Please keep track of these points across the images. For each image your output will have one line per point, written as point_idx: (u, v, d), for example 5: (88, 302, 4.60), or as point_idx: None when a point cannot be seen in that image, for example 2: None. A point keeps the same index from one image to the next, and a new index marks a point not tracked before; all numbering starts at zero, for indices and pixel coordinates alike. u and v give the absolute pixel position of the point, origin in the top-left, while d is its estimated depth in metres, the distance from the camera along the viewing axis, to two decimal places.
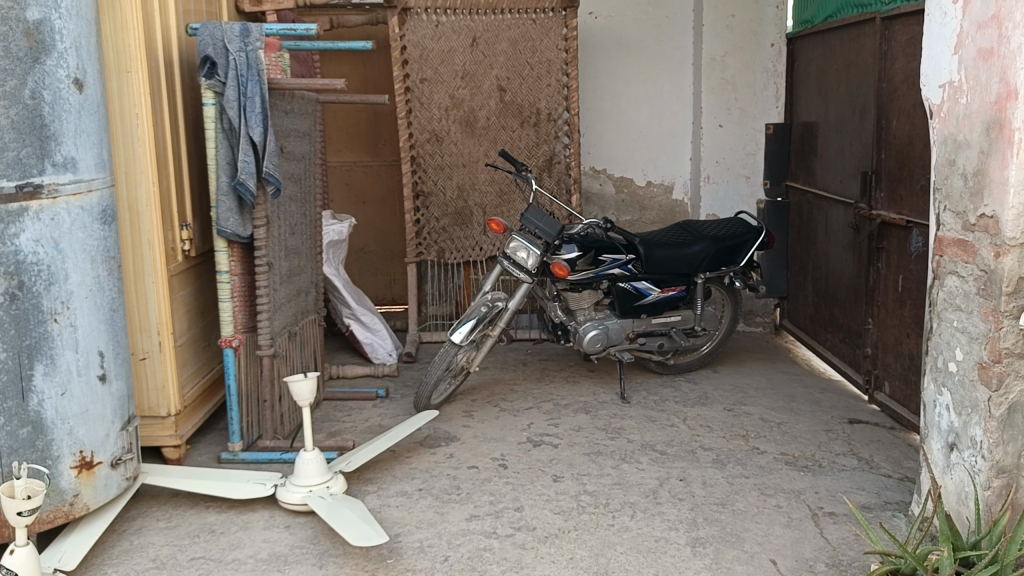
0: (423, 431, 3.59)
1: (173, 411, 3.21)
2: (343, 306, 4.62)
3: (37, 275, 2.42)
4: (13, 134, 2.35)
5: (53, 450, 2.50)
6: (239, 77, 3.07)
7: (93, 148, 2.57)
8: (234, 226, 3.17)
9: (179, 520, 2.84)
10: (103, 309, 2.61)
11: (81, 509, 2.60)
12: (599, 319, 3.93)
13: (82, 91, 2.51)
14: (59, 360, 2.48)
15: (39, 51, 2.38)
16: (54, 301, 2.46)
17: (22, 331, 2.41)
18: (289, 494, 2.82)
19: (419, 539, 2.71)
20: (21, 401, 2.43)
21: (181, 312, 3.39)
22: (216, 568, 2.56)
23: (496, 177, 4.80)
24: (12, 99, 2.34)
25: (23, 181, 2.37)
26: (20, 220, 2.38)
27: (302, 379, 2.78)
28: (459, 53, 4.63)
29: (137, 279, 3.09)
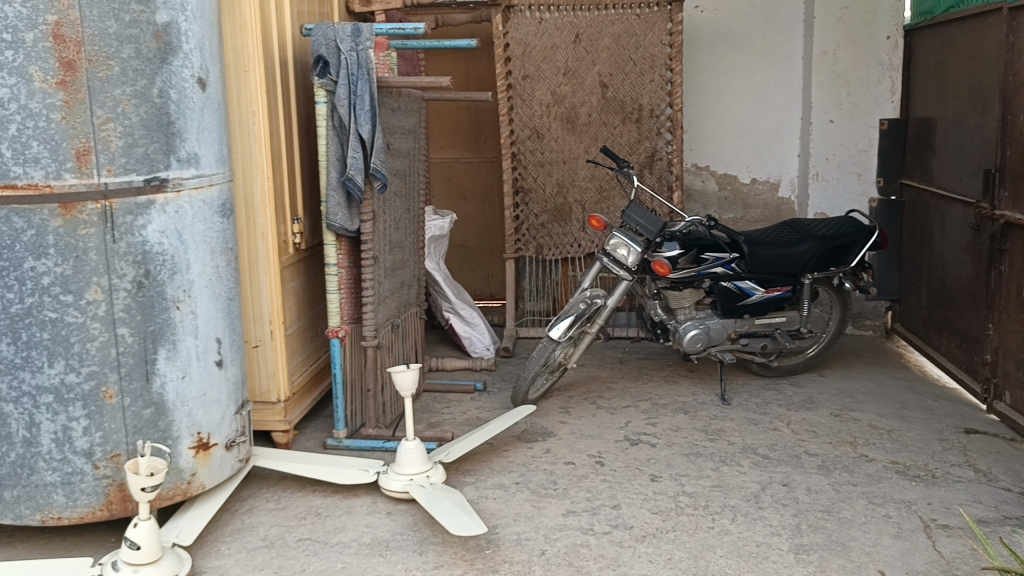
0: (520, 426, 3.62)
1: (282, 397, 3.33)
2: (442, 300, 4.68)
3: (162, 264, 2.55)
4: (143, 131, 2.47)
5: (174, 430, 2.64)
6: (350, 76, 3.16)
7: (214, 145, 2.72)
8: (343, 220, 3.27)
9: (287, 502, 2.95)
10: (220, 298, 2.76)
11: (198, 488, 2.74)
12: (700, 319, 3.87)
13: (205, 90, 2.66)
14: (181, 346, 2.62)
15: (166, 52, 2.51)
16: (177, 289, 2.60)
17: (148, 317, 2.54)
18: (390, 482, 2.89)
19: (516, 531, 2.74)
20: (145, 383, 2.56)
21: (292, 302, 3.52)
22: (322, 550, 2.65)
23: (596, 173, 4.79)
24: (142, 97, 2.46)
25: (151, 175, 2.50)
26: (147, 212, 2.51)
27: (404, 370, 2.84)
28: (562, 49, 4.63)
29: (251, 270, 3.22)
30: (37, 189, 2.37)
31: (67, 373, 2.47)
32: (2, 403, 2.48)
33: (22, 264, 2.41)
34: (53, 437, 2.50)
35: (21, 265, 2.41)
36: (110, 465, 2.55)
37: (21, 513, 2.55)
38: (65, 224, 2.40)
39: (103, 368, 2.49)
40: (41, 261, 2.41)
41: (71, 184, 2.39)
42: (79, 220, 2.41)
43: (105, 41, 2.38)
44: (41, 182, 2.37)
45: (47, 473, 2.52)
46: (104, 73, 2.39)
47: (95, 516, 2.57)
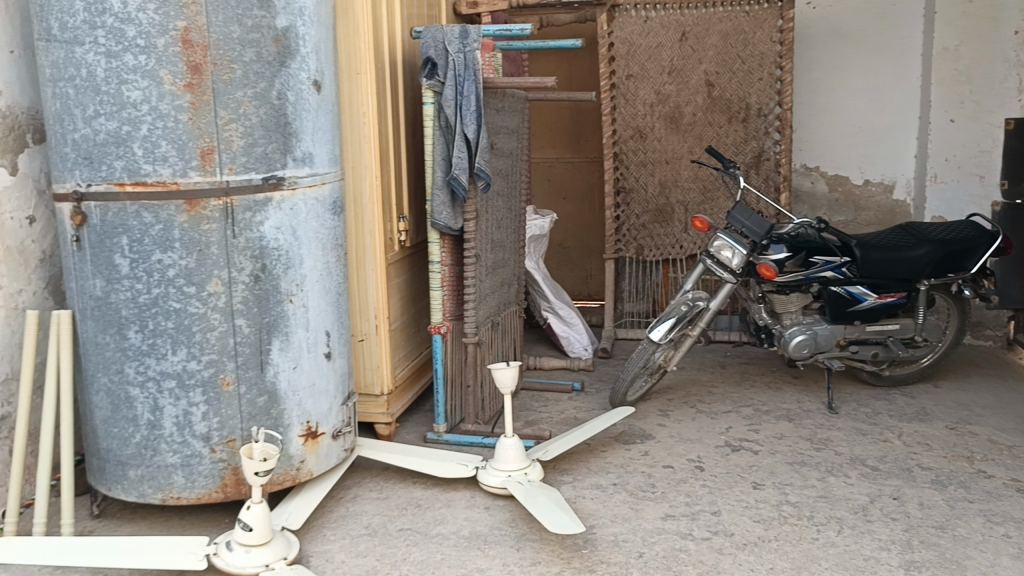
0: (618, 427, 3.60)
1: (386, 390, 3.42)
2: (541, 299, 4.70)
3: (277, 259, 2.66)
4: (263, 131, 2.58)
5: (285, 418, 2.75)
6: (457, 77, 3.21)
7: (327, 145, 2.82)
8: (447, 219, 3.33)
9: (389, 492, 3.03)
10: (330, 293, 2.86)
11: (306, 474, 2.84)
12: (807, 324, 3.77)
13: (320, 91, 2.76)
14: (293, 337, 2.73)
15: (285, 55, 2.61)
16: (291, 283, 2.71)
17: (263, 309, 2.66)
18: (489, 477, 2.93)
19: (613, 533, 2.73)
20: (259, 372, 2.68)
21: (396, 298, 3.61)
22: (422, 540, 2.71)
23: (701, 174, 4.72)
24: (263, 99, 2.57)
25: (269, 174, 2.61)
26: (265, 209, 2.62)
27: (504, 368, 2.88)
28: (667, 48, 4.59)
29: (359, 266, 3.32)
30: (165, 186, 2.50)
31: (189, 360, 2.60)
32: (129, 387, 2.63)
33: (150, 256, 2.54)
34: (174, 421, 2.64)
35: (149, 258, 2.55)
36: (226, 449, 2.68)
37: (144, 491, 2.69)
38: (190, 220, 2.53)
39: (221, 356, 2.62)
40: (167, 254, 2.54)
41: (196, 181, 2.52)
42: (202, 215, 2.54)
43: (229, 46, 2.49)
44: (169, 179, 2.51)
45: (168, 454, 2.66)
46: (227, 76, 2.51)
47: (211, 498, 2.70)
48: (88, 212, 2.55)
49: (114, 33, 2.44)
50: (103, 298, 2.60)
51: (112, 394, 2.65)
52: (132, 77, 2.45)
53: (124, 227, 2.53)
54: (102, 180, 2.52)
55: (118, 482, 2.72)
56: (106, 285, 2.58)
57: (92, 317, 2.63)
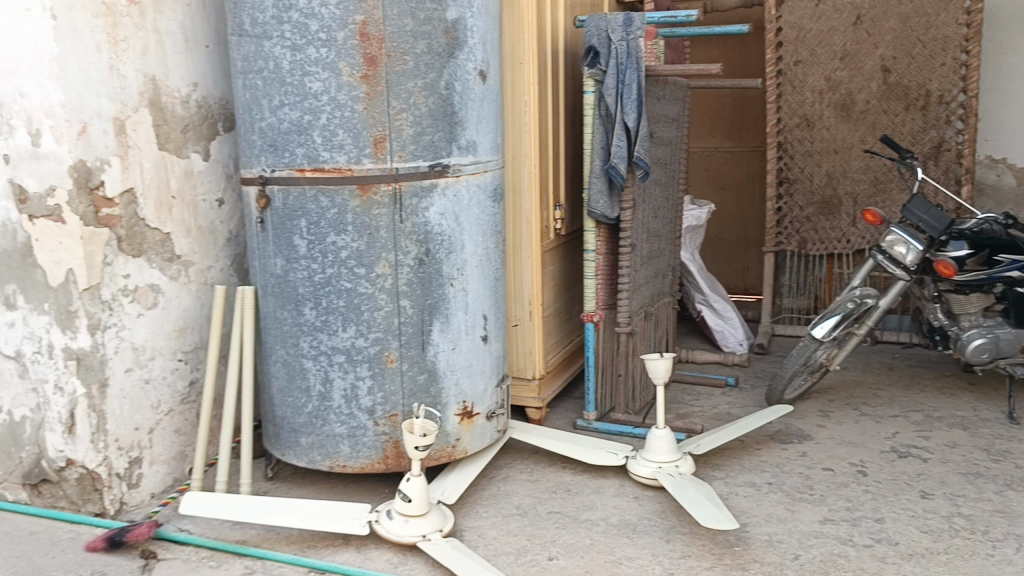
0: (774, 425, 3.50)
1: (537, 375, 3.47)
2: (696, 292, 4.61)
3: (441, 244, 2.77)
4: (431, 121, 2.69)
5: (443, 397, 2.86)
6: (619, 65, 3.21)
7: (490, 133, 2.90)
8: (603, 208, 3.32)
9: (539, 475, 3.09)
10: (489, 277, 2.95)
11: (461, 452, 2.94)
12: (987, 327, 3.50)
13: (485, 81, 2.84)
14: (453, 319, 2.83)
15: (454, 47, 2.70)
16: (452, 267, 2.81)
17: (426, 291, 2.77)
18: (639, 467, 2.93)
19: (767, 532, 2.66)
20: (421, 351, 2.80)
21: (550, 285, 3.66)
22: (572, 524, 2.75)
23: (872, 165, 4.48)
24: (432, 89, 2.67)
25: (435, 161, 2.71)
26: (430, 196, 2.72)
27: (657, 358, 2.86)
28: (840, 32, 4.38)
29: (515, 252, 3.39)
30: (341, 172, 2.65)
31: (357, 337, 2.75)
32: (303, 359, 2.81)
33: (326, 238, 2.70)
34: (343, 393, 2.80)
35: (324, 240, 2.70)
36: (388, 423, 2.82)
37: (313, 458, 2.87)
38: (362, 205, 2.67)
39: (387, 334, 2.76)
40: (341, 237, 2.69)
41: (369, 168, 2.65)
42: (373, 200, 2.67)
43: (402, 38, 2.61)
44: (344, 166, 2.65)
45: (336, 425, 2.82)
46: (401, 67, 2.62)
47: (373, 468, 2.85)
48: (272, 195, 2.74)
49: (299, 28, 2.59)
50: (282, 276, 2.78)
51: (288, 365, 2.84)
52: (314, 69, 2.60)
53: (303, 210, 2.70)
54: (285, 166, 2.70)
55: (291, 447, 2.91)
56: (286, 264, 2.77)
57: (273, 293, 2.82)
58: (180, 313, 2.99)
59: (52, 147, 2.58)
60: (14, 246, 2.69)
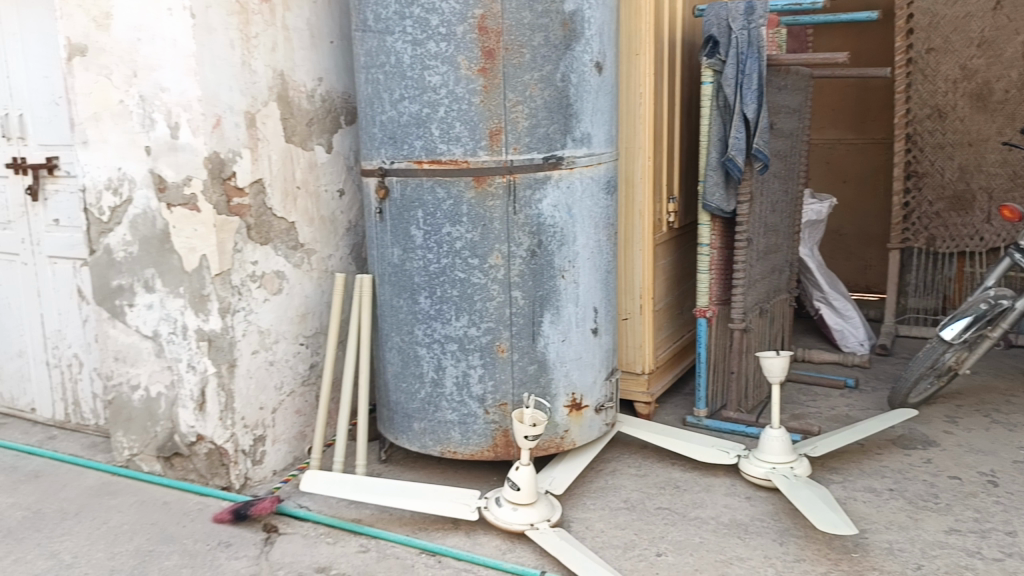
0: (896, 430, 3.35)
1: (647, 369, 3.43)
2: (814, 289, 4.46)
3: (553, 236, 2.78)
4: (546, 113, 2.70)
5: (553, 388, 2.87)
6: (739, 55, 3.13)
7: (605, 125, 2.89)
8: (719, 201, 3.25)
9: (648, 470, 3.07)
10: (600, 270, 2.94)
11: (569, 443, 2.95)
12: None
13: (601, 73, 2.83)
14: (564, 311, 2.84)
15: (571, 39, 2.70)
16: (564, 259, 2.82)
17: (538, 283, 2.79)
18: (752, 467, 2.87)
19: (887, 540, 2.55)
20: (531, 342, 2.82)
21: (661, 279, 3.61)
22: (681, 521, 2.71)
23: (1010, 158, 4.22)
24: (548, 81, 2.68)
25: (549, 153, 2.72)
26: (544, 187, 2.74)
27: (773, 356, 2.78)
28: (977, 18, 4.14)
29: (627, 245, 3.37)
30: (457, 164, 2.70)
31: (470, 326, 2.80)
32: (417, 347, 2.88)
33: (441, 229, 2.76)
34: (454, 381, 2.85)
35: (440, 230, 2.76)
36: (498, 412, 2.86)
37: (425, 443, 2.94)
38: (477, 195, 2.71)
39: (499, 324, 2.79)
40: (456, 228, 2.74)
41: (484, 160, 2.69)
42: (488, 191, 2.70)
43: (520, 31, 2.63)
44: (461, 158, 2.70)
45: (448, 411, 2.88)
46: (518, 60, 2.64)
47: (483, 456, 2.89)
48: (390, 186, 2.82)
49: (420, 22, 2.65)
50: (399, 266, 2.86)
51: (403, 352, 2.92)
52: (434, 63, 2.66)
53: (420, 201, 2.76)
54: (404, 158, 2.77)
55: (404, 432, 3.00)
56: (403, 254, 2.84)
57: (389, 282, 2.90)
58: (302, 299, 3.12)
59: (189, 140, 2.73)
60: (153, 232, 2.86)
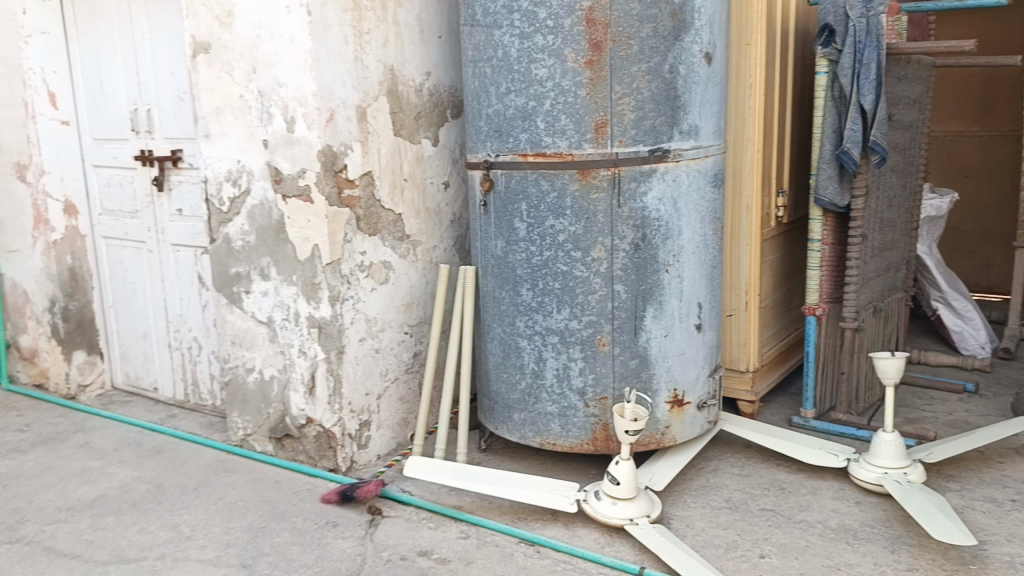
0: (1020, 438, 3.17)
1: (751, 367, 3.36)
2: (932, 289, 4.27)
3: (657, 229, 2.75)
4: (653, 105, 2.67)
5: (654, 383, 2.85)
6: (857, 44, 3.02)
7: (713, 117, 2.84)
8: (832, 195, 3.15)
9: (751, 470, 3.00)
10: (705, 265, 2.90)
11: (670, 440, 2.91)
12: None
13: (711, 64, 2.78)
14: (667, 306, 2.81)
15: (680, 29, 2.67)
16: (668, 253, 2.78)
17: (641, 277, 2.76)
18: (863, 471, 2.77)
19: (1009, 553, 2.42)
20: (633, 336, 2.80)
21: (769, 275, 3.53)
22: (785, 524, 2.65)
23: None
24: (655, 73, 2.65)
25: (655, 146, 2.69)
26: (649, 180, 2.71)
27: (888, 357, 2.68)
28: None
29: (733, 240, 3.30)
30: (562, 157, 2.70)
31: (571, 319, 2.80)
32: (519, 338, 2.91)
33: (544, 222, 2.77)
34: (555, 373, 2.86)
35: (543, 223, 2.77)
36: (599, 405, 2.85)
37: (525, 434, 2.97)
38: (581, 188, 2.70)
39: (600, 318, 2.78)
40: (560, 220, 2.74)
41: (589, 153, 2.68)
42: (593, 184, 2.69)
43: (628, 22, 2.60)
44: (566, 151, 2.70)
45: (548, 403, 2.90)
46: (625, 51, 2.62)
47: (583, 449, 2.89)
48: (495, 179, 2.85)
49: (528, 16, 2.66)
50: (502, 258, 2.89)
51: (504, 344, 2.95)
52: (541, 56, 2.67)
53: (525, 193, 2.78)
54: (509, 151, 2.79)
55: (504, 422, 3.03)
56: (506, 246, 2.87)
57: (493, 273, 2.94)
58: (407, 289, 3.19)
59: (304, 133, 2.83)
60: (269, 223, 2.99)
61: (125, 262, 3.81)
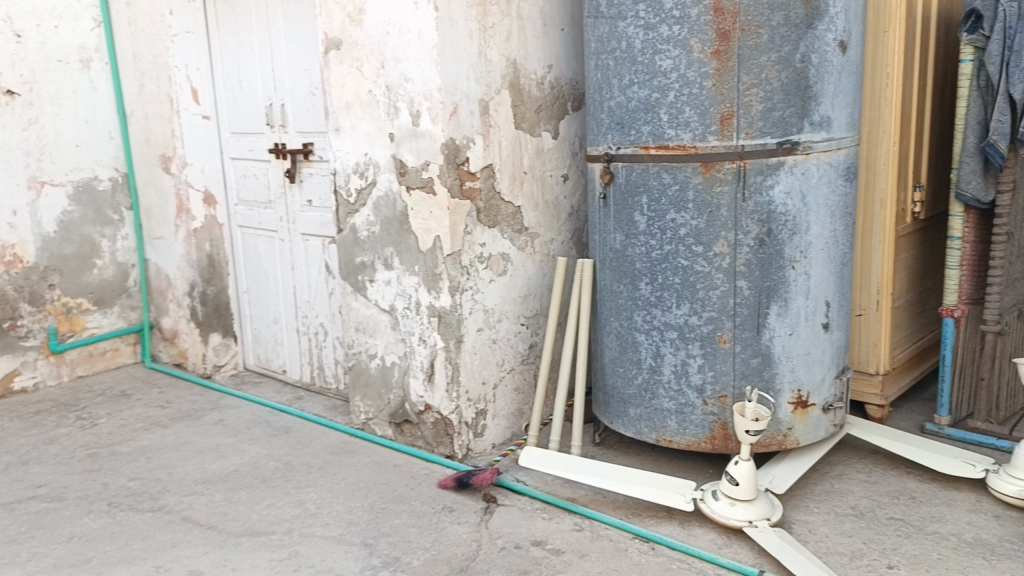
0: None
1: (881, 370, 3.22)
2: None
3: (784, 224, 2.66)
4: (782, 96, 2.59)
5: (777, 382, 2.77)
6: (1008, 29, 2.83)
7: (847, 108, 2.72)
8: (975, 190, 2.97)
9: (879, 477, 2.88)
10: (834, 262, 2.79)
11: (792, 442, 2.83)
12: None
13: (845, 53, 2.67)
14: (792, 304, 2.72)
15: (813, 17, 2.57)
16: (795, 249, 2.69)
17: (765, 273, 2.68)
18: (1002, 483, 2.62)
19: None
20: (756, 334, 2.72)
21: (902, 274, 3.36)
22: (916, 535, 2.52)
23: None
24: (785, 62, 2.57)
25: (784, 138, 2.61)
26: (776, 173, 2.63)
27: None
28: None
29: (865, 236, 3.16)
30: (685, 150, 2.66)
31: (691, 315, 2.75)
32: (636, 333, 2.88)
33: (666, 215, 2.73)
34: (673, 369, 2.82)
35: (664, 216, 2.73)
36: (718, 404, 2.79)
37: (641, 429, 2.95)
38: (705, 181, 2.65)
39: (721, 314, 2.72)
40: (681, 214, 2.70)
41: (714, 145, 2.62)
42: (717, 177, 2.64)
43: (758, 11, 2.53)
44: (689, 143, 2.65)
45: (665, 399, 2.86)
46: (754, 41, 2.55)
47: (700, 447, 2.84)
48: (616, 171, 2.83)
49: (654, 6, 2.63)
50: (621, 251, 2.87)
51: (621, 338, 2.94)
52: (666, 47, 2.63)
53: (646, 186, 2.75)
54: (631, 143, 2.77)
55: (620, 416, 3.01)
56: (625, 239, 2.85)
57: (611, 267, 2.92)
58: (525, 281, 3.22)
59: (429, 127, 2.89)
60: (393, 213, 3.07)
61: (258, 249, 4.01)
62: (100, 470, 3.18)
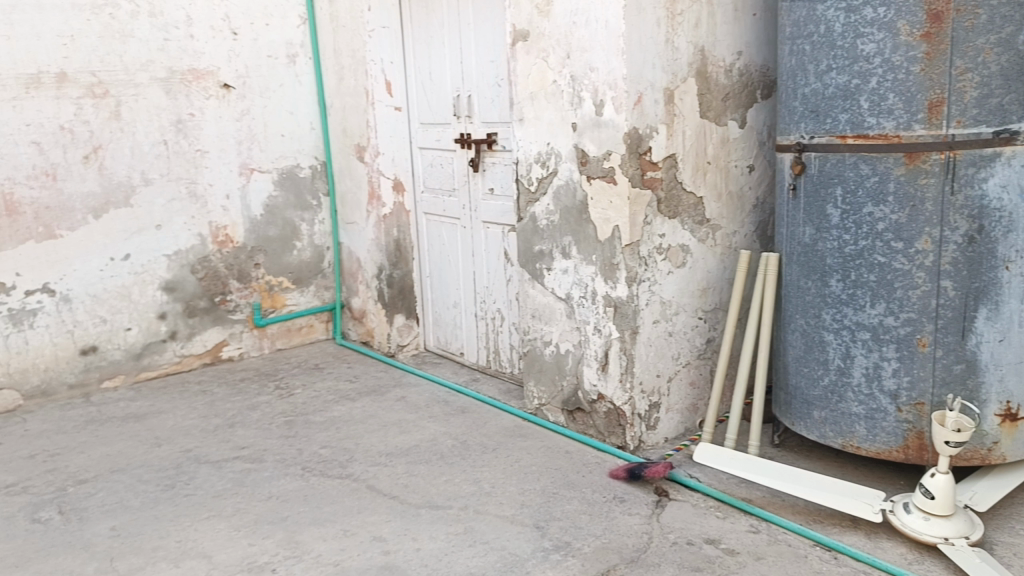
0: None
1: None
2: None
3: (998, 220, 2.45)
4: (1001, 80, 2.39)
5: (983, 392, 2.55)
6: None
7: None
8: None
9: None
10: None
11: (998, 458, 2.60)
12: None
13: None
14: (1004, 307, 2.51)
15: None
16: (1010, 248, 2.48)
17: (974, 273, 2.48)
18: None
19: None
20: (961, 339, 2.53)
21: None
22: None
23: None
24: (1006, 45, 2.38)
25: (1002, 127, 2.41)
26: (992, 165, 2.43)
27: None
28: None
29: None
30: (887, 139, 2.50)
31: (887, 315, 2.59)
32: (824, 332, 2.75)
33: (862, 208, 2.58)
34: (864, 372, 2.67)
35: (861, 210, 2.58)
36: (913, 411, 2.61)
37: (826, 433, 2.81)
38: (908, 173, 2.48)
39: (921, 316, 2.54)
40: (880, 207, 2.54)
41: (920, 134, 2.45)
42: (921, 169, 2.46)
43: None
44: (892, 132, 2.49)
45: (854, 403, 2.71)
46: (970, 22, 2.36)
47: (892, 456, 2.67)
48: (808, 162, 2.71)
49: None
50: (811, 245, 2.75)
51: (807, 336, 2.81)
52: (869, 30, 2.48)
53: (841, 177, 2.61)
54: (826, 133, 2.64)
55: (802, 418, 2.89)
56: (816, 233, 2.72)
57: (799, 262, 2.81)
58: (705, 274, 3.15)
59: (613, 116, 2.88)
60: (573, 203, 3.10)
61: (441, 236, 4.16)
62: (295, 436, 3.43)
